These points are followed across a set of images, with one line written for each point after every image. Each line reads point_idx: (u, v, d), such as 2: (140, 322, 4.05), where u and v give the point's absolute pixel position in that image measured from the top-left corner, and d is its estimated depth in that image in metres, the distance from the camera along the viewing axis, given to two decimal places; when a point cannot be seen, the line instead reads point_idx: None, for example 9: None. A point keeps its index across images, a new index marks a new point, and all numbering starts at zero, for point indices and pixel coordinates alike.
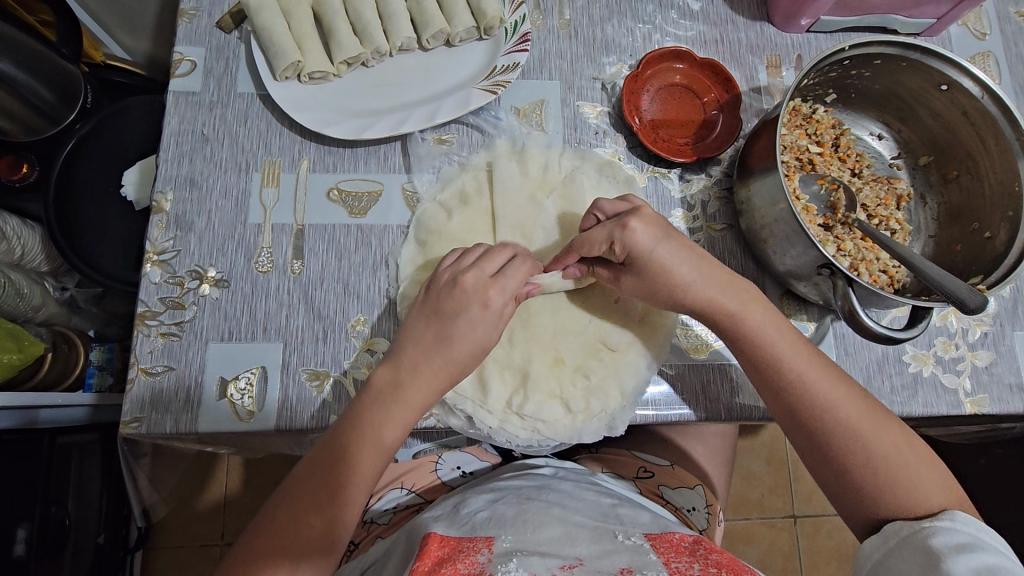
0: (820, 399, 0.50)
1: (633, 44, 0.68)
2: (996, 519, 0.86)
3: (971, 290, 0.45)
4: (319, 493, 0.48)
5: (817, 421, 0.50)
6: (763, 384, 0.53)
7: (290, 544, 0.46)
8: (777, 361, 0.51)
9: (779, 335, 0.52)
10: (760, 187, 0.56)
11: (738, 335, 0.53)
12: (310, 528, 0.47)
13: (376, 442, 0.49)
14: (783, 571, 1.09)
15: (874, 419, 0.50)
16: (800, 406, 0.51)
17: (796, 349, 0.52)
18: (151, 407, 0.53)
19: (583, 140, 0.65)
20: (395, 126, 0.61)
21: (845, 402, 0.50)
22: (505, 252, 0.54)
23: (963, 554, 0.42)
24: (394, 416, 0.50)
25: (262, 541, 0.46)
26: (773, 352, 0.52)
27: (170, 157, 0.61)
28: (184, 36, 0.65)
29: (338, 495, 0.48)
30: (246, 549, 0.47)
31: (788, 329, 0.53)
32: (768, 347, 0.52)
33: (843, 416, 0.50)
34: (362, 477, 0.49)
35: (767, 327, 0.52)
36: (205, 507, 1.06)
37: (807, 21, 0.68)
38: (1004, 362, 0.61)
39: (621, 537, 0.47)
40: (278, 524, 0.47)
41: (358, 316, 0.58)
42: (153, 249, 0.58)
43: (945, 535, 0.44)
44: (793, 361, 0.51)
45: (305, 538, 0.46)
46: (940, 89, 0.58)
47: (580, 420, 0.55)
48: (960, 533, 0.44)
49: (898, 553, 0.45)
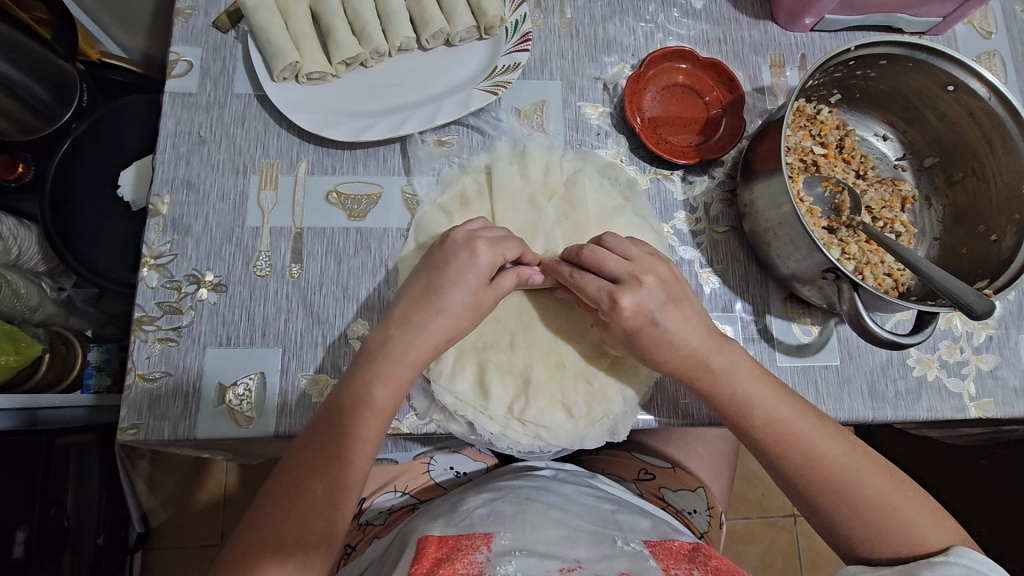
0: (797, 436, 0.50)
1: (635, 44, 0.68)
2: (1000, 522, 0.86)
3: (978, 295, 0.45)
4: (317, 471, 0.47)
5: (810, 480, 0.49)
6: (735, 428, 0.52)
7: (295, 544, 0.44)
8: (763, 419, 0.51)
9: (766, 395, 0.51)
10: (765, 188, 0.55)
11: (722, 394, 0.51)
12: (315, 508, 0.46)
13: (371, 412, 0.49)
14: (783, 571, 1.09)
15: (849, 449, 0.50)
16: (782, 459, 0.50)
17: (771, 390, 0.52)
18: (149, 413, 0.53)
19: (585, 141, 0.65)
20: (394, 127, 0.61)
21: (821, 440, 0.50)
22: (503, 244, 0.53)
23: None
24: (387, 388, 0.49)
25: (266, 524, 0.45)
26: (756, 408, 0.51)
27: (166, 160, 0.60)
28: (179, 36, 0.64)
29: (338, 470, 0.47)
30: (246, 536, 0.45)
31: (767, 379, 0.52)
32: (747, 385, 0.51)
33: (836, 470, 0.49)
34: (361, 453, 0.48)
35: (750, 384, 0.51)
36: (204, 507, 1.05)
37: (811, 21, 0.67)
38: (1009, 366, 0.60)
39: (620, 542, 0.46)
40: (279, 524, 0.45)
41: (357, 320, 0.57)
42: (150, 252, 0.57)
43: (941, 567, 0.44)
44: (771, 403, 0.51)
45: (309, 538, 0.45)
46: (947, 89, 0.58)
47: (583, 426, 0.55)
48: (957, 566, 0.44)
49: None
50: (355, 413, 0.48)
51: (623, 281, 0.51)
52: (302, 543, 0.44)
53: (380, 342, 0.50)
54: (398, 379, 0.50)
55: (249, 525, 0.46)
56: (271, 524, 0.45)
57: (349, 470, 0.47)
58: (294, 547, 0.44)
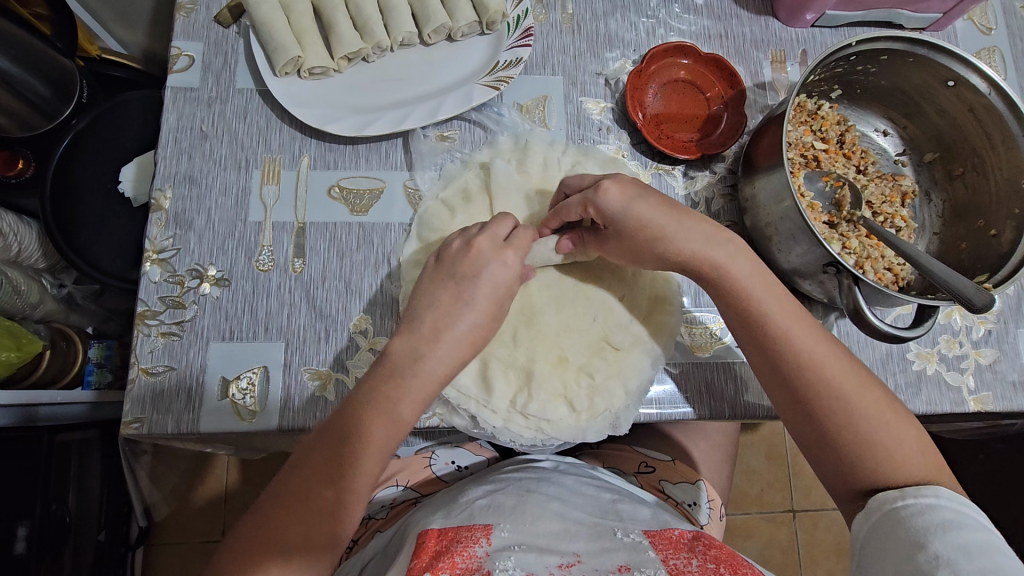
0: (829, 415, 0.48)
1: (637, 39, 0.68)
2: (998, 517, 0.86)
3: (978, 289, 0.45)
4: (329, 463, 0.47)
5: (843, 437, 0.48)
6: (782, 389, 0.51)
7: (305, 511, 0.45)
8: (807, 369, 0.49)
9: (811, 345, 0.50)
10: (766, 183, 0.55)
11: None
12: (322, 499, 0.46)
13: (388, 413, 0.48)
14: (782, 565, 1.10)
15: (880, 433, 0.47)
16: (819, 410, 0.49)
17: (825, 350, 0.50)
18: (152, 407, 0.53)
19: (587, 136, 0.65)
20: (396, 122, 0.61)
21: (854, 422, 0.48)
22: (507, 230, 0.54)
23: (946, 533, 0.40)
24: (405, 385, 0.49)
25: (279, 493, 0.46)
26: (798, 358, 0.49)
27: (168, 154, 0.60)
28: (181, 30, 0.64)
29: (348, 472, 0.47)
30: (248, 534, 0.45)
31: (814, 329, 0.51)
32: (785, 361, 0.50)
33: (871, 431, 0.47)
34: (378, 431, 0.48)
35: (796, 333, 0.50)
36: (203, 503, 1.05)
37: (813, 17, 0.67)
38: (1007, 360, 0.61)
39: (620, 534, 0.46)
40: (292, 490, 0.46)
41: (360, 315, 0.57)
42: (152, 247, 0.57)
43: (929, 511, 0.42)
44: (812, 382, 0.49)
45: (317, 505, 0.46)
46: (947, 85, 0.58)
47: (585, 420, 0.55)
48: (945, 510, 0.42)
49: (878, 527, 0.44)
50: (373, 414, 0.48)
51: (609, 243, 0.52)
52: (294, 546, 0.45)
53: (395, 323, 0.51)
54: (406, 364, 0.49)
55: (252, 520, 0.46)
56: (276, 521, 0.45)
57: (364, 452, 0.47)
58: (305, 513, 0.45)
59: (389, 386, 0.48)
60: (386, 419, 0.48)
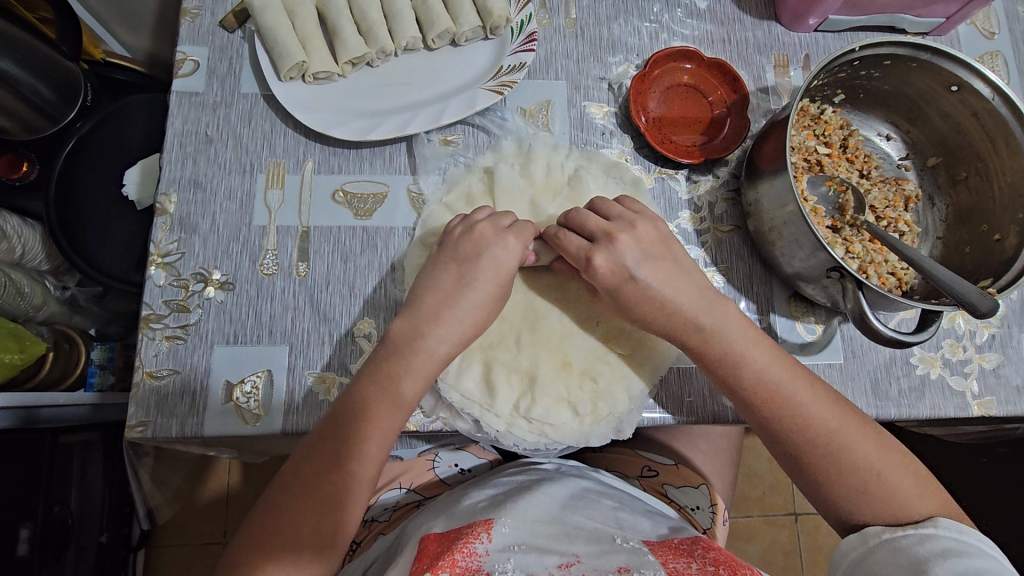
0: (806, 422, 0.49)
1: (640, 43, 0.68)
2: (1001, 522, 0.86)
3: (982, 294, 0.45)
4: (334, 453, 0.47)
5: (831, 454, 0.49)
6: (756, 417, 0.51)
7: (313, 503, 0.46)
8: (781, 392, 0.50)
9: (784, 367, 0.51)
10: (769, 188, 0.55)
11: (726, 364, 0.51)
12: (329, 489, 0.47)
13: (395, 408, 0.49)
14: (784, 569, 1.09)
15: (855, 436, 0.49)
16: (798, 432, 0.49)
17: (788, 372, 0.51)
18: (157, 410, 0.53)
19: (590, 140, 0.65)
20: (400, 126, 0.61)
21: (832, 427, 0.49)
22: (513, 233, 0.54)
23: (947, 561, 0.41)
24: (407, 383, 0.49)
25: (287, 486, 0.47)
26: (773, 379, 0.50)
27: (174, 159, 0.60)
28: (185, 35, 0.64)
29: (353, 459, 0.47)
30: (259, 527, 0.46)
31: (779, 354, 0.52)
32: (756, 379, 0.51)
33: (856, 447, 0.48)
34: (379, 422, 0.48)
35: (764, 358, 0.51)
36: (204, 503, 1.06)
37: (815, 21, 0.67)
38: (1011, 364, 0.61)
39: (619, 539, 0.46)
40: (300, 480, 0.47)
41: (364, 319, 0.57)
42: (157, 251, 0.58)
43: (929, 541, 0.43)
44: (782, 402, 0.50)
45: (325, 495, 0.47)
46: (951, 90, 0.58)
47: (588, 424, 0.55)
48: (945, 539, 0.43)
49: (878, 556, 0.44)
50: (381, 414, 0.48)
51: (608, 242, 0.52)
52: (302, 549, 0.45)
53: (397, 328, 0.51)
54: (406, 366, 0.49)
55: (262, 512, 0.47)
56: (283, 523, 0.46)
57: (367, 438, 0.48)
58: (315, 505, 0.46)
59: (390, 384, 0.49)
60: (389, 402, 0.49)
